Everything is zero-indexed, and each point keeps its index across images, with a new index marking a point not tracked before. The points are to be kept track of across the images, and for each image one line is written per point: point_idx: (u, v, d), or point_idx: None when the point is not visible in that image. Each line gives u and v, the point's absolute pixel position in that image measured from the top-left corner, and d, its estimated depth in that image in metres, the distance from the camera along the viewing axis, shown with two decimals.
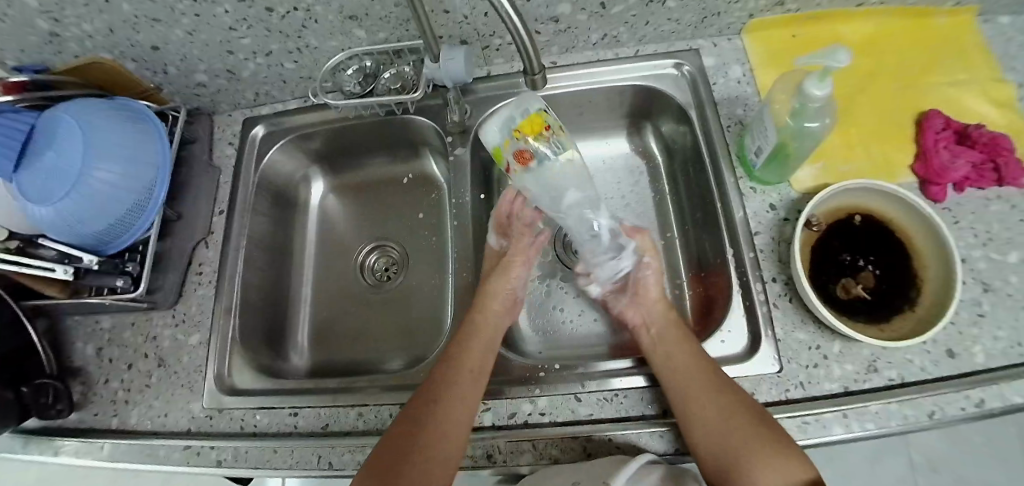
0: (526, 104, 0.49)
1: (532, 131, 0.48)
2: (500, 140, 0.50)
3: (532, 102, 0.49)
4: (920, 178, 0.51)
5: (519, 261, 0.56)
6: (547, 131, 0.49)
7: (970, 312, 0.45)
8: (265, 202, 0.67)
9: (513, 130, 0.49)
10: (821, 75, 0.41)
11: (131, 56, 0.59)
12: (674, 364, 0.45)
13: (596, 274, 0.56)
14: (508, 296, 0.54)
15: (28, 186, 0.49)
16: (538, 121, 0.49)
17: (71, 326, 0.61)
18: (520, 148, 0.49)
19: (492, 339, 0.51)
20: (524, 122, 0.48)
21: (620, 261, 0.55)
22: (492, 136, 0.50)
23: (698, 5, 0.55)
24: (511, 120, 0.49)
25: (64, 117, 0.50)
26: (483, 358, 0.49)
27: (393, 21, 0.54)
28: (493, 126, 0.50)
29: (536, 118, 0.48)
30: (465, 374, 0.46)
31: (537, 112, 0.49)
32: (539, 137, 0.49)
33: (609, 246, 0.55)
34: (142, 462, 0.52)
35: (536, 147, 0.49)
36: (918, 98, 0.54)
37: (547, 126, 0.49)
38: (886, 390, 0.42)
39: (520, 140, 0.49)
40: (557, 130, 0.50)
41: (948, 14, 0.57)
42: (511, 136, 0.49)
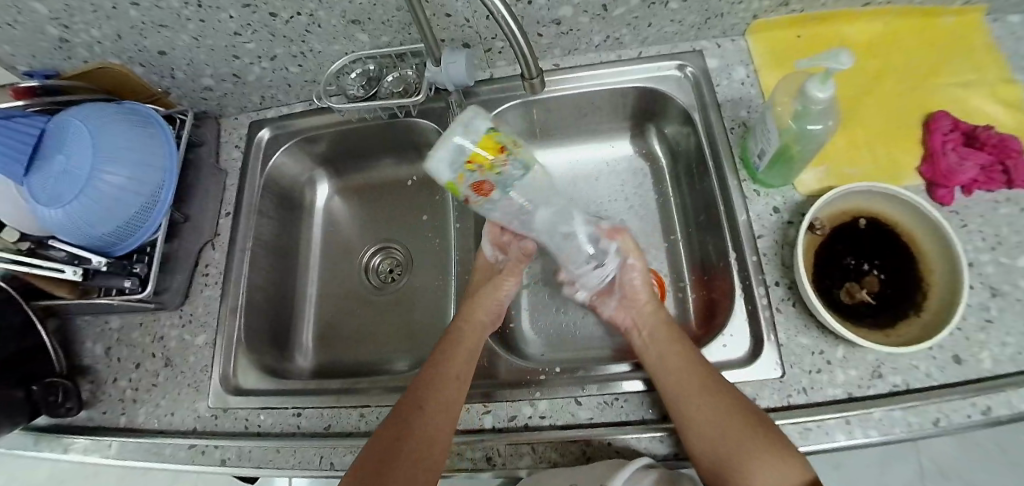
0: (473, 126, 0.40)
1: (487, 159, 0.41)
2: (453, 177, 0.41)
3: (480, 119, 0.41)
4: (927, 180, 0.50)
5: (510, 279, 0.55)
6: (504, 154, 0.42)
7: (978, 318, 0.44)
8: (271, 204, 0.68)
9: (466, 163, 0.40)
10: (823, 77, 0.41)
11: (139, 61, 0.60)
12: (671, 367, 0.44)
13: (581, 280, 0.55)
14: (498, 306, 0.54)
15: (37, 190, 0.50)
16: (492, 144, 0.41)
17: (81, 326, 0.62)
18: (478, 180, 0.42)
19: (478, 340, 0.51)
20: (476, 151, 0.40)
21: (602, 270, 0.53)
22: (442, 172, 0.40)
23: (701, 6, 0.54)
24: (461, 152, 0.40)
25: (74, 121, 0.51)
26: (469, 358, 0.49)
27: (395, 25, 0.54)
28: (439, 161, 0.40)
29: (489, 141, 0.41)
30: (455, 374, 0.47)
31: (487, 133, 0.41)
32: (497, 166, 0.42)
33: (590, 255, 0.53)
34: (149, 460, 0.53)
35: (500, 173, 0.42)
36: (925, 100, 0.53)
37: (504, 148, 0.42)
38: (890, 396, 0.42)
39: (475, 172, 0.41)
40: (516, 145, 0.44)
41: (956, 14, 0.55)
42: (464, 170, 0.40)
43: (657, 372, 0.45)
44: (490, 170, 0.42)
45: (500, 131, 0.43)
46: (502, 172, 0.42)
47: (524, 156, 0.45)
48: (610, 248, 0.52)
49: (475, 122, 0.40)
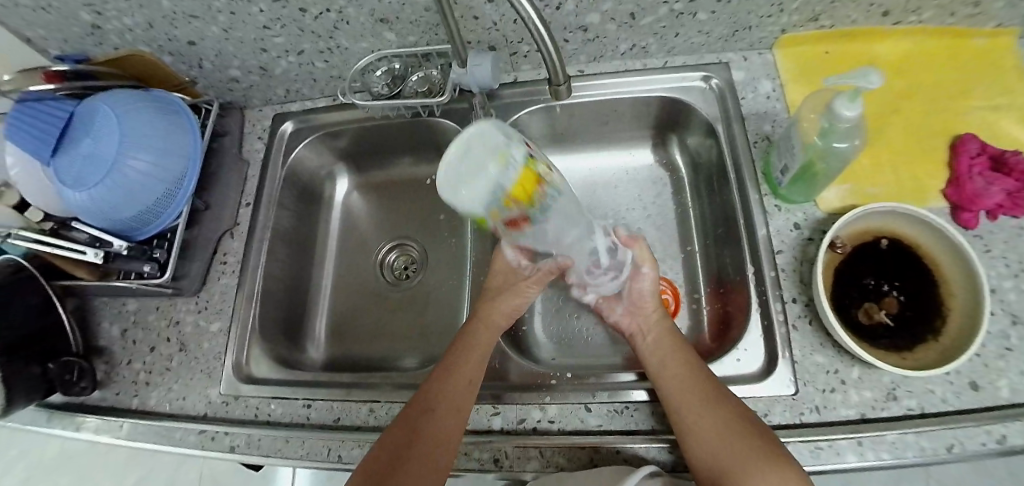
0: (510, 158, 0.32)
1: (527, 197, 0.33)
2: (484, 211, 0.33)
3: (514, 147, 0.32)
4: (951, 203, 0.49)
5: (531, 286, 0.54)
6: (541, 186, 0.34)
7: (997, 345, 0.44)
8: (291, 196, 0.68)
9: (504, 199, 0.32)
10: (851, 95, 0.40)
11: (169, 50, 0.61)
12: (678, 373, 0.44)
13: (594, 281, 0.54)
14: (513, 310, 0.54)
15: (64, 172, 0.51)
16: (531, 179, 0.33)
17: (98, 307, 0.63)
18: (513, 216, 0.34)
19: (490, 341, 0.51)
20: (517, 188, 0.32)
21: (617, 277, 0.53)
22: (471, 206, 0.32)
23: (730, 18, 0.54)
24: (495, 189, 0.31)
25: (101, 107, 0.52)
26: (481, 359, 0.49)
27: (422, 25, 0.55)
28: (471, 196, 0.31)
29: (529, 177, 0.32)
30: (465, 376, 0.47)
31: (525, 168, 0.32)
32: (534, 201, 0.34)
33: (606, 266, 0.52)
34: (158, 443, 0.53)
35: (534, 209, 0.35)
36: (953, 122, 0.53)
37: (540, 178, 0.34)
38: (904, 419, 0.42)
39: (511, 210, 0.33)
40: (549, 174, 0.36)
41: (988, 36, 0.54)
42: (500, 207, 0.33)
43: (663, 377, 0.45)
44: (529, 206, 0.34)
45: (535, 155, 0.35)
46: (540, 206, 0.35)
47: (552, 183, 0.37)
48: (626, 256, 0.52)
49: (511, 154, 0.32)
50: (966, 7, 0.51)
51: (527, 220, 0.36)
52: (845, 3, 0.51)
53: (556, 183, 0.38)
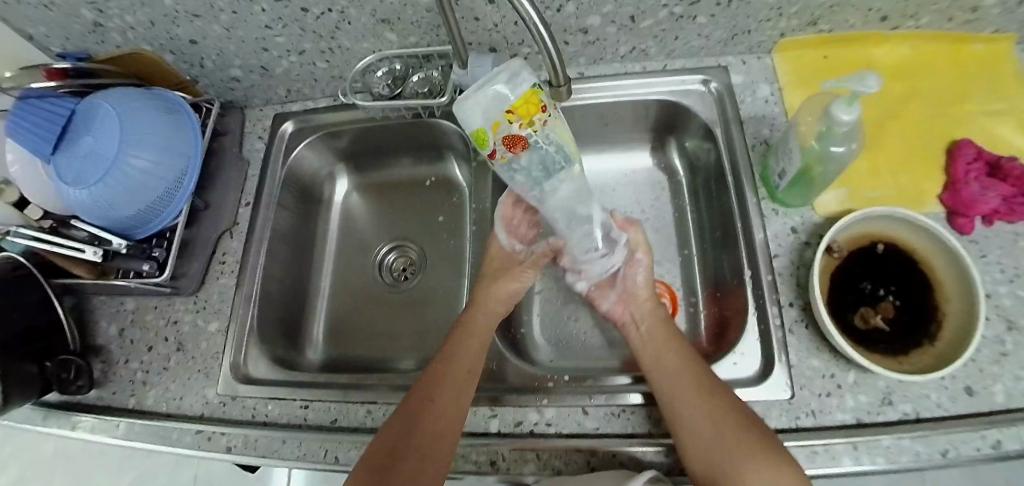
0: (520, 78, 0.40)
1: (527, 115, 0.40)
2: (488, 124, 0.40)
3: (526, 74, 0.40)
4: (947, 208, 0.50)
5: (527, 271, 0.56)
6: (543, 112, 0.42)
7: (992, 350, 0.44)
8: (291, 197, 0.68)
9: (506, 111, 0.39)
10: (849, 100, 0.41)
11: (170, 49, 0.61)
12: (672, 372, 0.44)
13: (586, 270, 0.56)
14: (515, 292, 0.55)
15: (64, 170, 0.51)
16: (533, 99, 0.40)
17: (97, 306, 0.63)
18: (512, 133, 0.41)
19: (486, 336, 0.51)
20: (519, 101, 0.40)
21: (609, 259, 0.54)
22: (474, 116, 0.39)
23: (730, 21, 0.54)
24: (500, 100, 0.39)
25: (103, 105, 0.52)
26: (478, 354, 0.49)
27: (424, 26, 0.55)
28: (479, 106, 0.39)
29: (533, 96, 0.40)
30: (462, 372, 0.47)
31: (530, 89, 0.40)
32: (534, 122, 0.41)
33: (601, 246, 0.54)
34: (154, 444, 0.53)
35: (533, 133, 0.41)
36: (949, 128, 0.53)
37: (543, 107, 0.42)
38: (900, 424, 0.42)
39: (513, 124, 0.40)
40: (553, 112, 0.44)
41: (985, 42, 0.55)
42: (502, 118, 0.40)
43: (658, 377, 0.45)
44: (530, 125, 0.41)
45: (545, 94, 0.43)
46: (539, 128, 0.42)
47: (557, 126, 0.44)
48: (620, 238, 0.54)
49: (521, 76, 0.40)
50: (965, 12, 0.51)
51: (525, 144, 0.42)
52: (843, 8, 0.52)
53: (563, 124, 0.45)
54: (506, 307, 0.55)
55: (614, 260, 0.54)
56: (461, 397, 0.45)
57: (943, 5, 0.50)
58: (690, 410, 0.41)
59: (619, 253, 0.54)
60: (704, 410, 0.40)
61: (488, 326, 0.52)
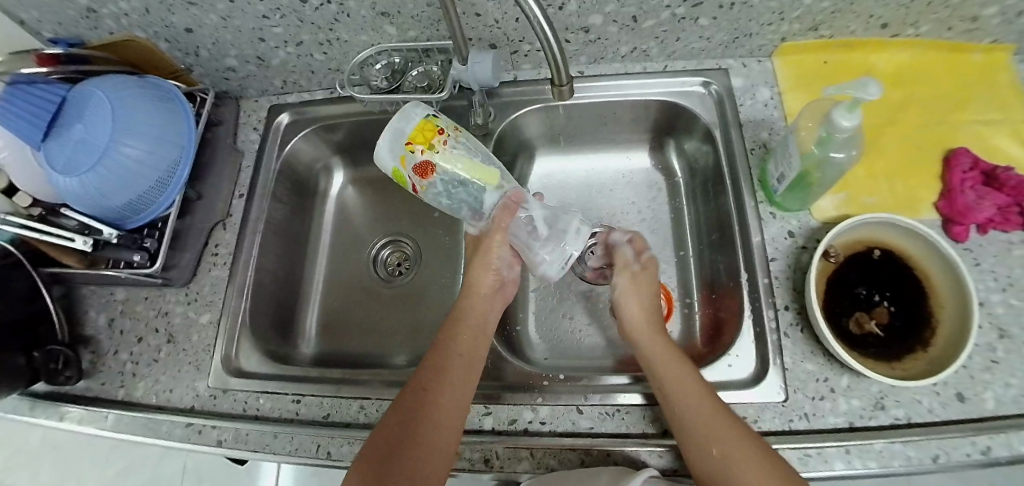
0: (412, 112, 0.48)
1: (426, 140, 0.48)
2: (396, 161, 0.48)
3: (419, 109, 0.48)
4: (943, 215, 0.50)
5: (497, 240, 0.50)
6: (441, 134, 0.48)
7: (984, 357, 0.44)
8: (286, 189, 0.68)
9: (405, 144, 0.48)
10: (850, 106, 0.40)
11: (165, 37, 0.60)
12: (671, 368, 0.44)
13: (541, 272, 0.50)
14: (495, 278, 0.51)
15: (55, 157, 0.50)
16: (429, 128, 0.48)
17: (86, 295, 0.62)
18: (418, 161, 0.48)
19: (483, 322, 0.49)
20: (414, 133, 0.48)
21: (562, 249, 0.50)
22: (385, 158, 0.49)
23: (732, 24, 0.54)
24: (399, 135, 0.48)
25: (96, 91, 0.51)
26: (473, 341, 0.47)
27: (424, 20, 0.55)
28: (386, 146, 0.48)
29: (428, 125, 0.48)
30: (455, 357, 0.45)
31: (423, 119, 0.48)
32: (434, 145, 0.48)
33: (544, 236, 0.51)
34: (142, 436, 0.53)
35: (439, 154, 0.48)
36: (947, 136, 0.53)
37: (441, 131, 0.48)
38: (891, 428, 0.42)
39: (415, 153, 0.48)
40: (457, 133, 0.50)
41: (984, 52, 0.55)
42: (405, 152, 0.48)
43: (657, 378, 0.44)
44: (430, 149, 0.48)
45: (444, 119, 0.50)
46: (441, 150, 0.48)
47: (463, 144, 0.50)
48: (574, 225, 0.50)
49: (414, 112, 0.48)
50: (965, 22, 0.51)
51: (433, 169, 0.48)
52: (846, 13, 0.52)
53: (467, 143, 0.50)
54: (496, 297, 0.52)
55: (569, 254, 0.50)
56: (459, 385, 0.44)
57: (944, 13, 0.50)
58: (692, 407, 0.40)
59: (578, 246, 0.50)
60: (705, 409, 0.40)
61: (484, 312, 0.50)
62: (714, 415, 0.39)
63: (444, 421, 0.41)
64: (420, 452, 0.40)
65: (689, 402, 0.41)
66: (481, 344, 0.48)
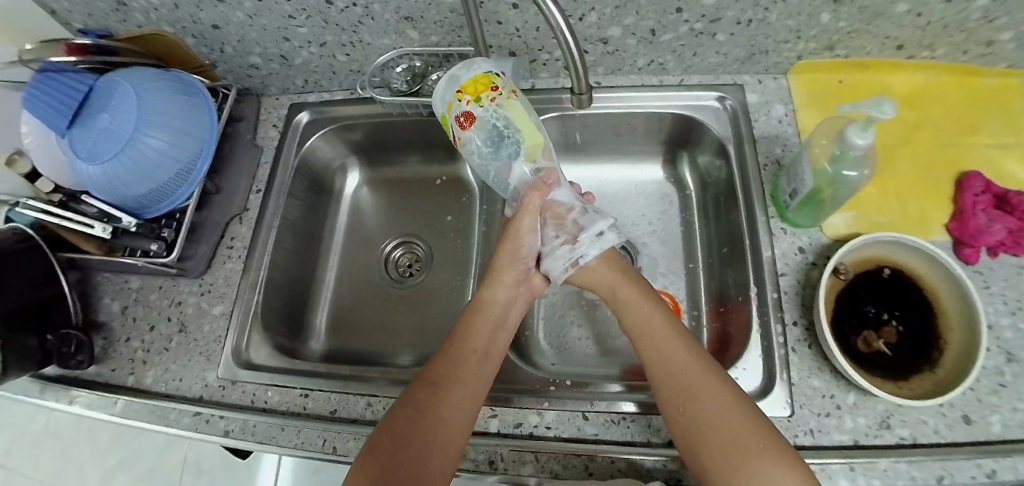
0: (475, 65, 0.49)
1: (475, 92, 0.48)
2: (445, 105, 0.50)
3: (482, 64, 0.49)
4: (953, 237, 0.50)
5: (527, 224, 0.50)
6: (493, 91, 0.48)
7: (991, 381, 0.44)
8: (302, 186, 0.69)
9: (456, 91, 0.48)
10: (864, 124, 0.41)
11: (192, 33, 0.61)
12: (683, 369, 0.42)
13: (546, 266, 0.52)
14: (521, 269, 0.52)
15: (79, 145, 0.51)
16: (483, 83, 0.48)
17: (101, 282, 0.63)
18: (464, 109, 0.49)
19: (502, 317, 0.50)
20: (468, 84, 0.48)
21: (573, 248, 0.50)
22: (437, 103, 0.51)
23: (748, 41, 0.55)
24: (454, 82, 0.49)
25: (123, 83, 0.53)
26: (489, 339, 0.48)
27: (446, 26, 0.56)
28: (441, 90, 0.50)
29: (483, 80, 0.48)
30: (470, 357, 0.46)
31: (481, 74, 0.49)
32: (482, 98, 0.48)
33: (562, 231, 0.51)
34: (150, 423, 0.53)
35: (483, 108, 0.48)
36: (958, 158, 0.54)
37: (495, 88, 0.48)
38: (897, 448, 0.42)
39: (462, 102, 0.48)
40: (512, 96, 0.49)
41: (999, 76, 0.55)
42: (454, 99, 0.49)
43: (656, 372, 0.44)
44: (477, 101, 0.48)
45: (505, 80, 0.50)
46: (486, 105, 0.48)
47: (513, 105, 0.49)
48: (596, 226, 0.49)
49: (476, 66, 0.49)
50: (980, 46, 0.52)
51: (474, 121, 0.48)
52: (862, 34, 0.52)
53: (520, 106, 0.49)
54: (522, 289, 0.52)
55: (579, 254, 0.50)
56: (473, 384, 0.44)
57: (960, 37, 0.51)
58: (702, 406, 0.40)
59: (594, 251, 0.49)
60: (718, 410, 0.39)
61: (505, 305, 0.50)
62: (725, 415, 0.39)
63: (454, 416, 0.42)
64: (427, 444, 0.40)
65: (701, 402, 0.40)
66: (498, 340, 0.49)
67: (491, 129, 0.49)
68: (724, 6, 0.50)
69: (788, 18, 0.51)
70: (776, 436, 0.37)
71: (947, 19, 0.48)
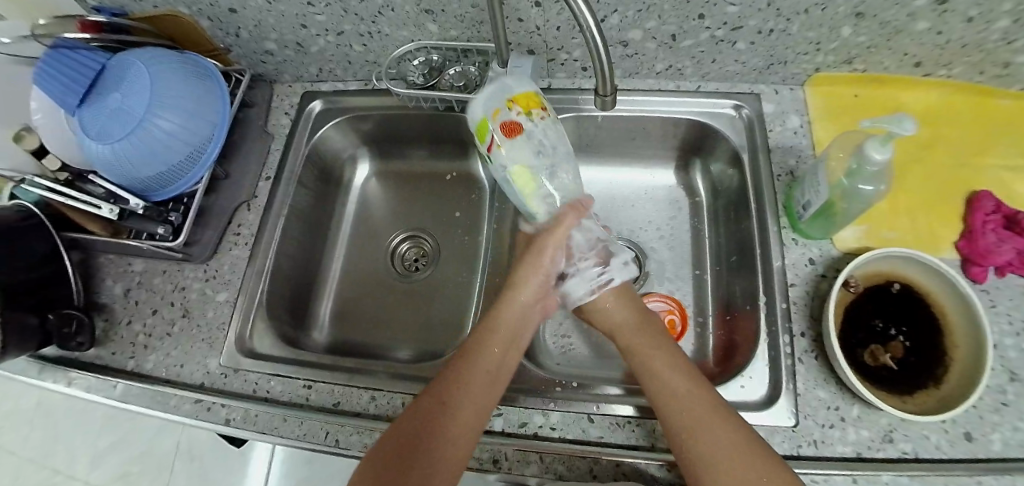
0: (524, 81, 0.51)
1: (526, 106, 0.50)
2: (489, 109, 0.50)
3: (529, 84, 0.52)
4: (962, 256, 0.51)
5: (553, 244, 0.50)
6: (540, 110, 0.51)
7: (994, 399, 0.44)
8: (311, 175, 0.68)
9: (507, 99, 0.50)
10: (884, 139, 0.41)
11: (208, 16, 0.60)
12: (679, 384, 0.43)
13: (568, 286, 0.51)
14: (542, 282, 0.50)
15: (89, 123, 0.51)
16: (533, 100, 0.51)
17: (103, 264, 0.62)
18: (511, 118, 0.49)
19: (518, 332, 0.49)
20: (519, 95, 0.50)
21: (603, 271, 0.50)
22: (480, 107, 0.50)
23: (768, 50, 0.55)
24: (503, 91, 0.50)
25: (137, 63, 0.52)
26: (504, 357, 0.47)
27: (467, 21, 0.56)
28: (488, 94, 0.50)
29: (533, 97, 0.51)
30: (482, 370, 0.45)
31: (530, 91, 0.51)
32: (532, 113, 0.50)
33: (591, 256, 0.51)
34: (150, 408, 0.53)
35: (531, 120, 0.50)
36: (968, 178, 0.54)
37: (542, 107, 0.51)
38: (899, 462, 0.42)
39: (512, 110, 0.49)
40: (554, 119, 0.52)
41: (1012, 98, 0.55)
42: (503, 105, 0.50)
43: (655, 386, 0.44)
44: (526, 114, 0.50)
45: (547, 105, 0.53)
46: (535, 121, 0.50)
47: (554, 128, 0.52)
48: (625, 255, 0.52)
49: (526, 82, 0.51)
50: (997, 67, 0.52)
51: (520, 131, 0.49)
52: (881, 49, 0.53)
53: (560, 132, 0.52)
54: (536, 307, 0.50)
55: (607, 279, 0.50)
56: (481, 394, 0.43)
57: (976, 57, 0.51)
58: (694, 420, 0.40)
59: (621, 277, 0.51)
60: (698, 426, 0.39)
61: (514, 319, 0.49)
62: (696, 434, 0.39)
63: (459, 428, 0.41)
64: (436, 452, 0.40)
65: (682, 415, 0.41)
66: (512, 357, 0.48)
67: (536, 144, 0.50)
68: (746, 15, 0.50)
69: (809, 30, 0.51)
70: (764, 448, 0.38)
71: (966, 39, 0.49)
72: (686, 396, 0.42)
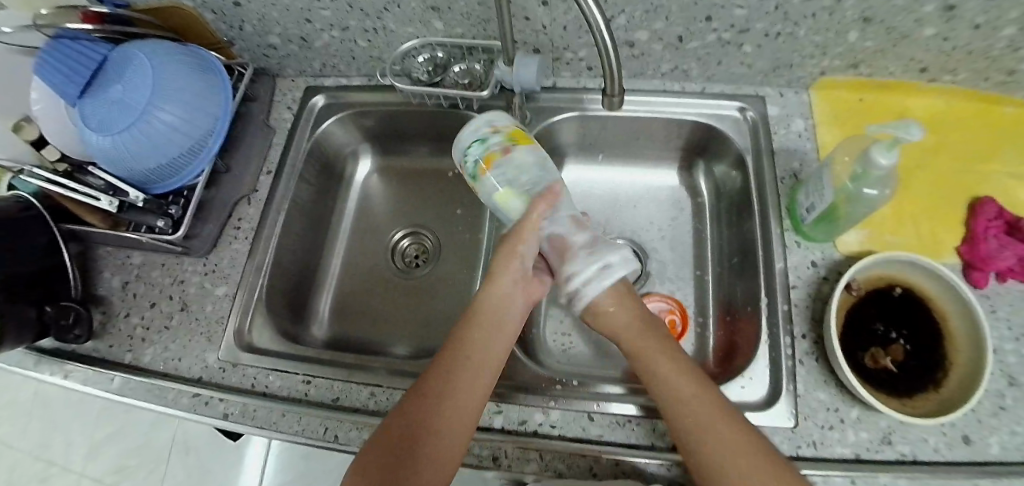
0: (472, 135, 0.51)
1: (475, 172, 0.51)
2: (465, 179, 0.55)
3: (478, 132, 0.51)
4: (964, 260, 0.51)
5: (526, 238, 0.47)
6: (487, 165, 0.50)
7: (993, 403, 0.45)
8: (313, 170, 0.68)
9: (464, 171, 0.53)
10: (889, 144, 0.41)
11: (212, 9, 0.60)
12: (678, 382, 0.42)
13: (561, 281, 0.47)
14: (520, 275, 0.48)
15: (89, 114, 0.50)
16: (478, 158, 0.50)
17: (102, 256, 0.62)
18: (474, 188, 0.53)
19: (500, 315, 0.47)
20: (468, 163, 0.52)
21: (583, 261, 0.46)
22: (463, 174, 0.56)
23: (774, 53, 0.55)
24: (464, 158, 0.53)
25: (139, 54, 0.51)
26: (487, 341, 0.45)
27: (473, 19, 0.55)
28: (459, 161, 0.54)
29: (477, 156, 0.50)
30: (467, 362, 0.44)
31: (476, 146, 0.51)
32: (481, 177, 0.51)
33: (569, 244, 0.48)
34: (146, 401, 0.52)
35: (482, 185, 0.51)
36: (972, 184, 0.54)
37: (487, 159, 0.50)
38: (897, 465, 0.42)
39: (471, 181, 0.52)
40: (506, 158, 0.49)
41: (1016, 106, 0.55)
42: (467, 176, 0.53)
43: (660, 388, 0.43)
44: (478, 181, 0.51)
45: (498, 141, 0.50)
46: (487, 180, 0.50)
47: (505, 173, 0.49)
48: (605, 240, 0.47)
49: (472, 135, 0.51)
50: (1001, 74, 0.52)
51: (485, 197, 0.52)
52: (886, 53, 0.53)
53: (514, 169, 0.49)
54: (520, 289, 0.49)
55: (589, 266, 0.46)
56: (470, 387, 0.42)
57: (981, 63, 0.51)
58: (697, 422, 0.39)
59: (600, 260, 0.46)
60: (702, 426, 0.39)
61: (500, 309, 0.47)
62: (702, 437, 0.38)
63: (451, 423, 0.40)
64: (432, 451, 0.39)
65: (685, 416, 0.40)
66: (497, 342, 0.46)
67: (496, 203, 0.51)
68: (754, 17, 0.50)
69: (815, 34, 0.51)
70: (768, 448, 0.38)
71: (972, 45, 0.49)
72: (690, 395, 0.41)
